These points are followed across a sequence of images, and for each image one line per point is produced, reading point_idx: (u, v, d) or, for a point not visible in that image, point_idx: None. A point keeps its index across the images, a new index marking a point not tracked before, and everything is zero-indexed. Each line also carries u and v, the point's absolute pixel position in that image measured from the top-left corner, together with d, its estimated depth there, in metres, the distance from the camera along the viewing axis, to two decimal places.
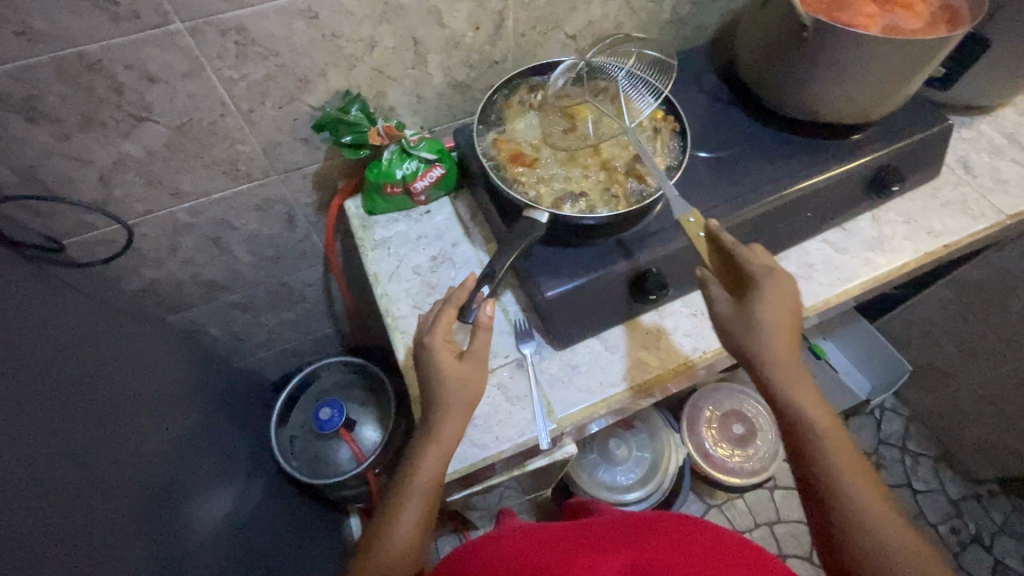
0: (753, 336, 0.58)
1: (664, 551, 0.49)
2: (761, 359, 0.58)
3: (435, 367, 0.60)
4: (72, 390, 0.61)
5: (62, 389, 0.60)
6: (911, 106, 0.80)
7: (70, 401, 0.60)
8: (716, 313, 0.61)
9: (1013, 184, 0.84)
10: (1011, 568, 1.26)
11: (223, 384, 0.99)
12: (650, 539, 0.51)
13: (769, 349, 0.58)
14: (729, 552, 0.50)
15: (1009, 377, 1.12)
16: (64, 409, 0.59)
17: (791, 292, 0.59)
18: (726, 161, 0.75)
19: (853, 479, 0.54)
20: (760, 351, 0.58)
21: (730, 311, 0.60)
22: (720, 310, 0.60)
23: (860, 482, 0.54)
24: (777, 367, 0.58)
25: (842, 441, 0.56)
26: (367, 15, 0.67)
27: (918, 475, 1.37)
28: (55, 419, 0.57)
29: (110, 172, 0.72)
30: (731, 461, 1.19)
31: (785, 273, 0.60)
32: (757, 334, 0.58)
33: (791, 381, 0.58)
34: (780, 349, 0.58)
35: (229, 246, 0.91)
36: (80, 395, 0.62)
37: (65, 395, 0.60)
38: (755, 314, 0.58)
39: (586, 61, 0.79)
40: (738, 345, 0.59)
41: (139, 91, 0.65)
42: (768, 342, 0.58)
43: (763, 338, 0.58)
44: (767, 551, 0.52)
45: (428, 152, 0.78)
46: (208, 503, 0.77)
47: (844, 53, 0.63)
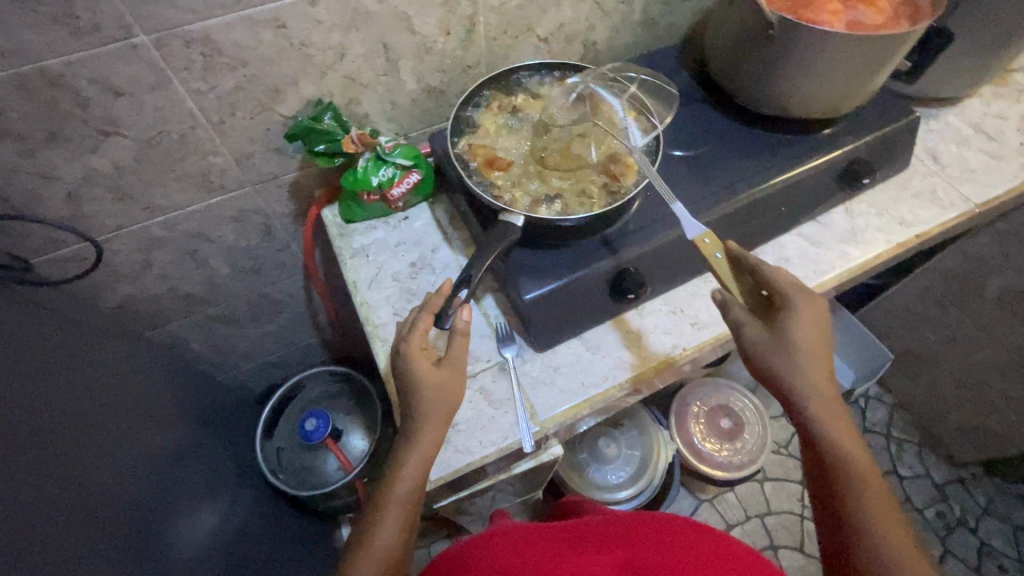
0: (785, 362, 0.59)
1: (665, 554, 0.49)
2: (793, 386, 0.59)
3: (413, 374, 0.60)
4: (48, 410, 0.60)
5: (38, 410, 0.58)
6: (879, 99, 0.81)
7: (51, 415, 0.60)
8: (745, 337, 0.61)
9: (980, 174, 0.86)
10: (996, 549, 1.28)
11: (206, 398, 0.98)
12: (648, 540, 0.51)
13: (801, 376, 0.58)
14: (725, 553, 0.50)
15: (988, 360, 1.14)
16: (40, 431, 0.57)
17: (815, 317, 0.60)
18: (700, 159, 0.76)
19: (879, 519, 0.54)
20: (790, 376, 0.59)
21: (762, 335, 0.60)
22: (750, 335, 0.60)
23: (885, 518, 0.54)
24: (809, 394, 0.58)
25: (867, 476, 0.56)
26: (335, 24, 0.67)
27: (904, 461, 1.39)
28: (30, 441, 0.55)
29: (78, 188, 0.71)
30: (719, 455, 1.20)
31: (809, 299, 0.61)
32: (790, 359, 0.59)
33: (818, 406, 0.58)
34: (811, 377, 0.59)
35: (206, 259, 0.90)
36: (57, 415, 0.61)
37: (42, 415, 0.59)
38: (786, 337, 0.59)
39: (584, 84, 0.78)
40: (769, 370, 0.60)
41: (105, 105, 0.64)
42: (799, 368, 0.58)
43: (793, 364, 0.58)
44: (766, 558, 0.52)
45: (404, 159, 0.78)
46: (195, 519, 0.75)
47: (810, 49, 0.63)
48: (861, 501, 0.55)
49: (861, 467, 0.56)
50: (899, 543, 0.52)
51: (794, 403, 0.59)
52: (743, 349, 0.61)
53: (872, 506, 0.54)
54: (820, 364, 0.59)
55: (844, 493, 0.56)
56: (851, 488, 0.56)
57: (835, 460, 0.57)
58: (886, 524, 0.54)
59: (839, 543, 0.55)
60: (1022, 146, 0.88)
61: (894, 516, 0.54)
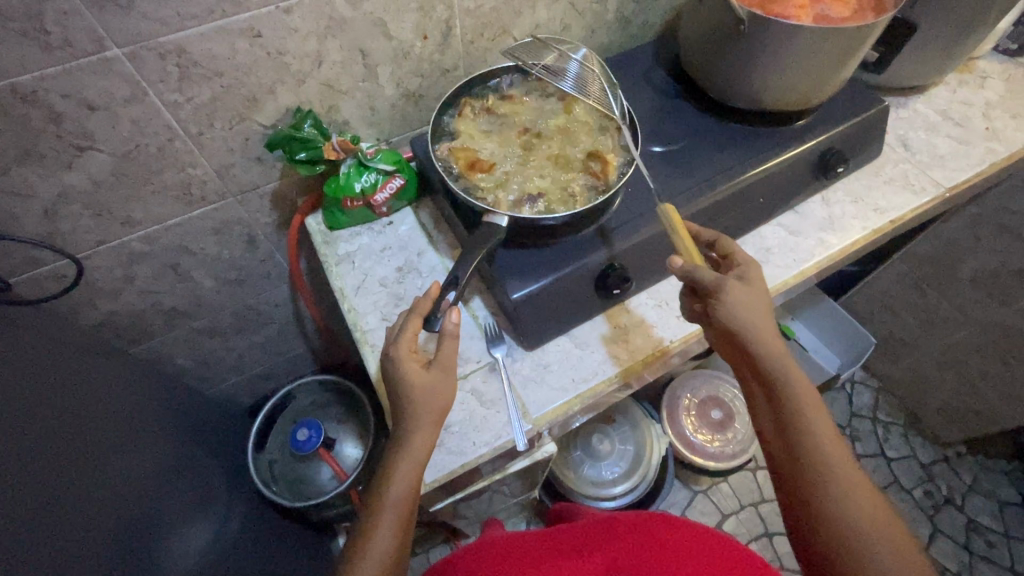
0: (754, 322, 0.59)
1: (671, 549, 0.50)
2: (751, 333, 0.59)
3: (403, 378, 0.60)
4: (34, 431, 0.59)
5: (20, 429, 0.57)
6: (849, 89, 0.83)
7: (39, 434, 0.59)
8: (720, 297, 0.60)
9: (949, 159, 0.88)
10: (982, 525, 1.31)
11: (195, 412, 0.97)
12: (650, 542, 0.51)
13: (759, 324, 0.59)
14: (705, 542, 0.52)
15: (966, 341, 1.18)
16: (24, 452, 0.56)
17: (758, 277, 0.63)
18: (679, 154, 0.77)
19: (830, 452, 0.56)
20: (759, 336, 0.59)
21: (738, 295, 0.60)
22: (726, 293, 0.60)
23: (835, 450, 0.56)
24: (773, 354, 0.59)
25: (819, 414, 0.57)
26: (311, 31, 0.67)
27: (891, 443, 1.41)
28: (12, 462, 0.54)
29: (55, 205, 0.70)
30: (710, 446, 1.21)
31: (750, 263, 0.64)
32: (750, 308, 0.59)
33: (776, 352, 0.59)
34: (777, 339, 0.59)
35: (189, 272, 0.89)
36: (39, 433, 0.59)
37: (24, 434, 0.57)
38: (744, 288, 0.61)
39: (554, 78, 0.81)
40: (733, 319, 0.59)
41: (79, 120, 0.63)
42: (765, 330, 0.59)
43: (759, 324, 0.59)
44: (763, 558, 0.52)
45: (386, 164, 0.78)
46: (186, 535, 0.73)
47: (780, 41, 0.65)
48: (825, 461, 0.55)
49: (824, 427, 0.57)
50: (843, 470, 0.55)
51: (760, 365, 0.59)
52: (716, 309, 0.60)
53: (834, 465, 0.55)
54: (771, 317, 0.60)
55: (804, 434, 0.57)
56: (816, 449, 0.56)
57: (801, 422, 0.57)
58: (844, 464, 0.56)
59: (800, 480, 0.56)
60: (987, 130, 0.91)
61: (847, 457, 0.56)
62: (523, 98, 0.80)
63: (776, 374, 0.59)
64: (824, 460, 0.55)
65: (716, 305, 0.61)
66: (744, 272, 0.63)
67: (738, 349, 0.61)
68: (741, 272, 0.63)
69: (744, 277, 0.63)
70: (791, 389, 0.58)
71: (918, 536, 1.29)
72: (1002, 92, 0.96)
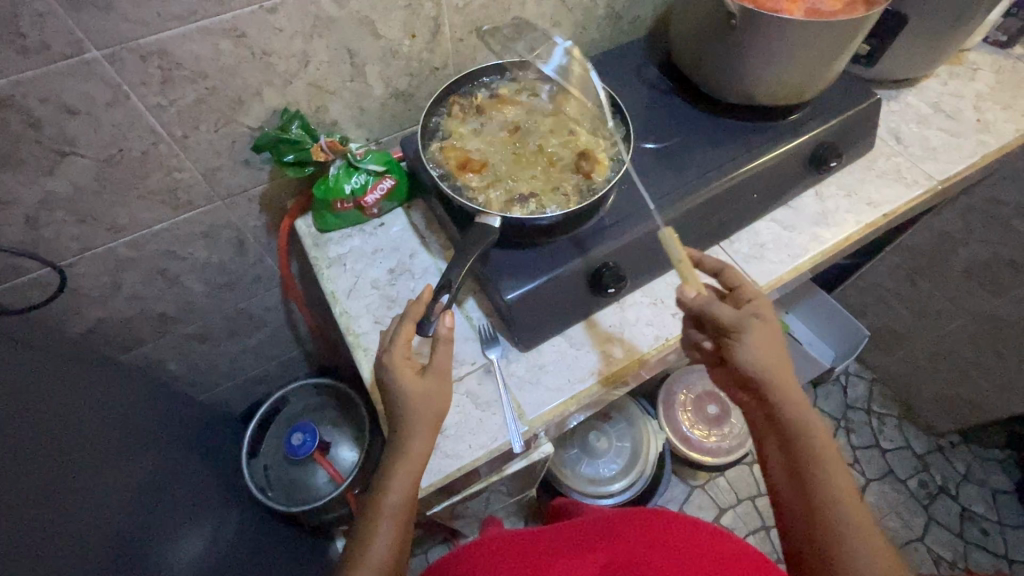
0: (768, 359, 0.59)
1: (681, 548, 0.49)
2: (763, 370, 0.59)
3: (397, 386, 0.60)
4: (29, 441, 0.58)
5: (10, 440, 0.56)
6: (841, 84, 0.83)
7: (35, 444, 0.59)
8: (737, 333, 0.60)
9: (941, 151, 0.88)
10: (977, 514, 1.32)
11: (187, 418, 0.95)
12: (653, 540, 0.50)
13: (771, 361, 0.59)
14: (708, 539, 0.51)
15: (959, 332, 1.18)
16: (18, 463, 0.55)
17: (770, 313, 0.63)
18: (672, 151, 0.77)
19: (840, 491, 0.55)
20: (773, 372, 0.59)
21: (755, 331, 0.60)
22: (743, 330, 0.60)
23: (844, 487, 0.56)
24: (785, 387, 0.59)
25: (829, 453, 0.57)
26: (297, 31, 0.66)
27: (886, 435, 1.42)
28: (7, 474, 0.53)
29: (37, 212, 0.68)
30: (707, 441, 1.21)
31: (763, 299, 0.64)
32: (763, 345, 0.59)
33: (787, 389, 0.59)
34: (788, 376, 0.60)
35: (178, 277, 0.87)
36: (34, 444, 0.59)
37: (13, 446, 0.56)
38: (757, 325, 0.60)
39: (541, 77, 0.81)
40: (746, 356, 0.59)
41: (59, 125, 0.62)
42: (779, 366, 0.59)
43: (771, 361, 0.59)
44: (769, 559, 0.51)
45: (376, 165, 0.77)
46: (181, 543, 0.73)
47: (771, 36, 0.64)
48: (835, 498, 0.55)
49: (834, 461, 0.57)
50: (853, 508, 0.55)
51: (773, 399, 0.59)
52: (732, 345, 0.60)
53: (843, 502, 0.55)
54: (782, 354, 0.60)
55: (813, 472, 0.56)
56: (826, 487, 0.56)
57: (810, 456, 0.57)
58: (853, 502, 0.55)
59: (810, 517, 0.55)
60: (978, 122, 0.91)
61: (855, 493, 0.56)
62: (511, 97, 0.79)
63: (787, 410, 0.59)
64: (833, 498, 0.55)
65: (731, 341, 0.60)
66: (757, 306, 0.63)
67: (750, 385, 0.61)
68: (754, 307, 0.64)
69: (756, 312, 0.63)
70: (802, 427, 0.58)
71: (913, 525, 1.31)
72: (993, 84, 0.96)
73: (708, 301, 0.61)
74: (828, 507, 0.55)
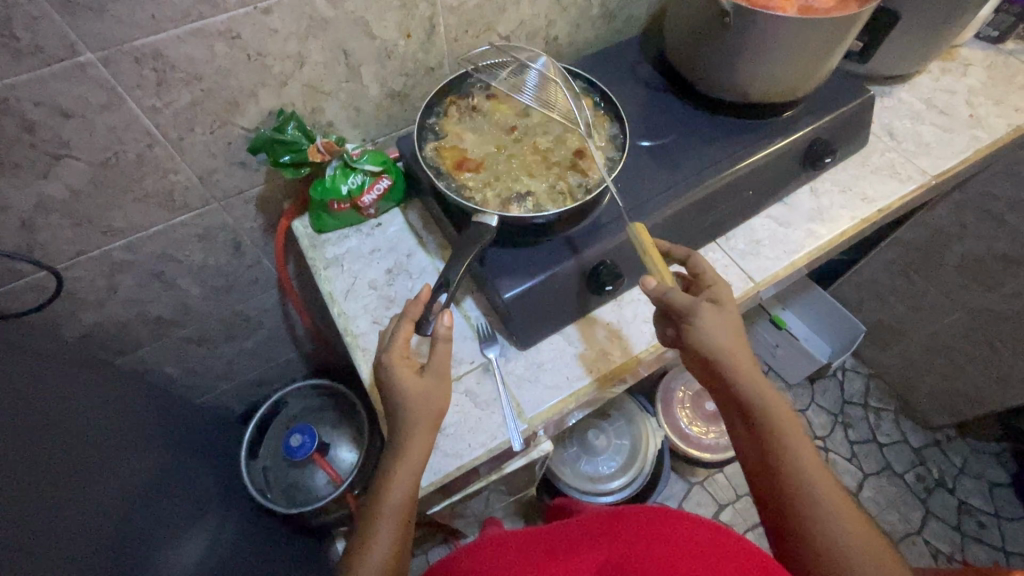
0: (724, 343, 0.60)
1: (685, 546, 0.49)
2: (719, 354, 0.59)
3: (396, 385, 0.60)
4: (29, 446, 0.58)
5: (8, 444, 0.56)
6: (834, 80, 0.83)
7: (33, 449, 0.59)
8: (692, 320, 0.61)
9: (934, 147, 0.89)
10: (974, 507, 1.33)
11: (185, 421, 0.95)
12: (654, 538, 0.50)
13: (726, 344, 0.60)
14: (705, 538, 0.51)
15: (954, 326, 1.19)
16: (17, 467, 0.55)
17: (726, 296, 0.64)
18: (667, 148, 0.77)
19: (806, 466, 0.56)
20: (730, 357, 0.59)
21: (709, 316, 0.60)
22: (697, 316, 0.60)
23: (810, 463, 0.57)
24: (743, 370, 0.60)
25: (793, 430, 0.58)
26: (292, 32, 0.66)
27: (883, 430, 1.43)
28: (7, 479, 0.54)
29: (32, 216, 0.68)
30: (705, 438, 1.23)
31: (720, 283, 0.65)
32: (718, 329, 0.60)
33: (746, 370, 0.60)
34: (746, 358, 0.60)
35: (175, 280, 0.87)
36: (34, 449, 0.59)
37: (13, 452, 0.56)
38: (711, 309, 0.61)
39: None
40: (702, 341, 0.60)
41: (54, 128, 0.61)
42: (736, 350, 0.60)
43: (727, 344, 0.60)
44: (767, 553, 0.51)
45: (372, 166, 0.77)
46: (182, 545, 0.73)
47: (765, 34, 0.65)
48: (801, 474, 0.56)
49: (797, 438, 0.58)
50: (818, 482, 0.56)
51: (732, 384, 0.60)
52: (689, 332, 0.61)
53: (809, 477, 0.56)
54: (739, 335, 0.61)
55: (779, 451, 0.57)
56: (792, 464, 0.56)
57: (773, 436, 0.58)
58: (821, 478, 0.56)
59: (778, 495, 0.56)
60: (971, 118, 0.92)
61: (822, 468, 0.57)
62: (505, 97, 0.79)
63: (747, 392, 0.59)
64: (798, 474, 0.56)
65: (687, 328, 0.61)
66: (714, 292, 0.64)
67: (709, 371, 0.61)
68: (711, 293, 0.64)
69: (713, 298, 0.63)
70: (763, 407, 0.59)
71: (911, 519, 1.31)
72: (985, 79, 0.96)
73: (665, 289, 0.62)
74: (795, 484, 0.56)
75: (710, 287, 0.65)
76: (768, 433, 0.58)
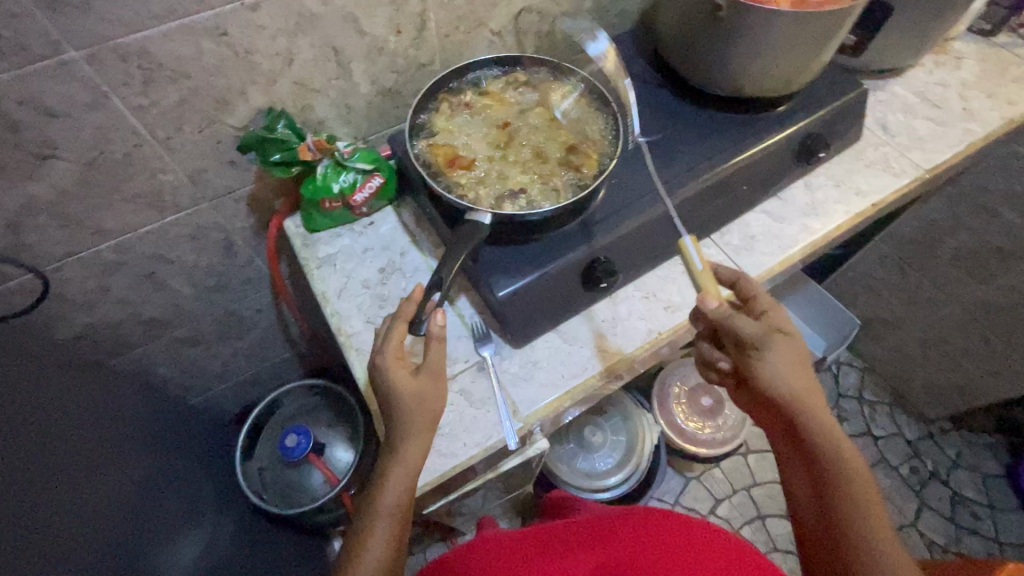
0: (789, 374, 0.59)
1: (674, 544, 0.49)
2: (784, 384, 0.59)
3: (390, 386, 0.59)
4: (29, 452, 0.58)
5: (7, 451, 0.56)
6: (829, 74, 0.83)
7: (32, 455, 0.59)
8: (758, 348, 0.60)
9: (928, 140, 0.89)
10: (968, 498, 1.34)
11: (179, 423, 0.94)
12: (644, 538, 0.50)
13: (790, 374, 0.59)
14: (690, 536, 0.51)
15: (947, 319, 1.19)
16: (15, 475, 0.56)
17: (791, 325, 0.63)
18: (661, 143, 0.77)
19: (865, 503, 0.56)
20: (793, 389, 0.59)
21: (775, 346, 0.59)
22: (764, 344, 0.59)
23: (870, 501, 0.56)
24: (805, 400, 0.59)
25: (854, 466, 0.58)
26: (280, 28, 0.65)
27: (878, 423, 1.44)
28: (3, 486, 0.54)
29: (19, 217, 0.67)
30: (703, 433, 1.23)
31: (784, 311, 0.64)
32: (785, 359, 0.59)
33: (809, 403, 0.59)
34: (811, 389, 0.60)
35: (166, 280, 0.86)
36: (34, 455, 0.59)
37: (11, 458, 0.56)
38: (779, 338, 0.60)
39: (524, 67, 0.80)
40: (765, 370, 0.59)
41: (38, 128, 0.60)
42: (798, 380, 0.59)
43: (792, 374, 0.59)
44: (760, 553, 0.52)
45: (364, 163, 0.76)
46: (177, 547, 0.72)
47: (756, 28, 0.65)
48: (860, 511, 0.56)
49: (857, 474, 0.57)
50: (878, 521, 0.55)
51: (793, 414, 0.59)
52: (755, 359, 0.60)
53: (868, 514, 0.56)
54: (804, 366, 0.60)
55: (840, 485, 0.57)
56: (851, 500, 0.56)
57: (834, 469, 0.58)
58: (879, 517, 0.56)
59: (834, 530, 0.56)
60: (964, 111, 0.92)
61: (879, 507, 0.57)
62: (499, 92, 0.78)
63: (809, 423, 0.59)
64: (858, 511, 0.56)
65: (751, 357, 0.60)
66: (776, 318, 0.63)
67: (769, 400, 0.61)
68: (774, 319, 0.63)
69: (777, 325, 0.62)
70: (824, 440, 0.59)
71: (905, 512, 1.32)
72: (978, 73, 0.96)
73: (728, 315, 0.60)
74: (853, 520, 0.55)
75: (766, 311, 0.63)
76: (828, 465, 0.58)
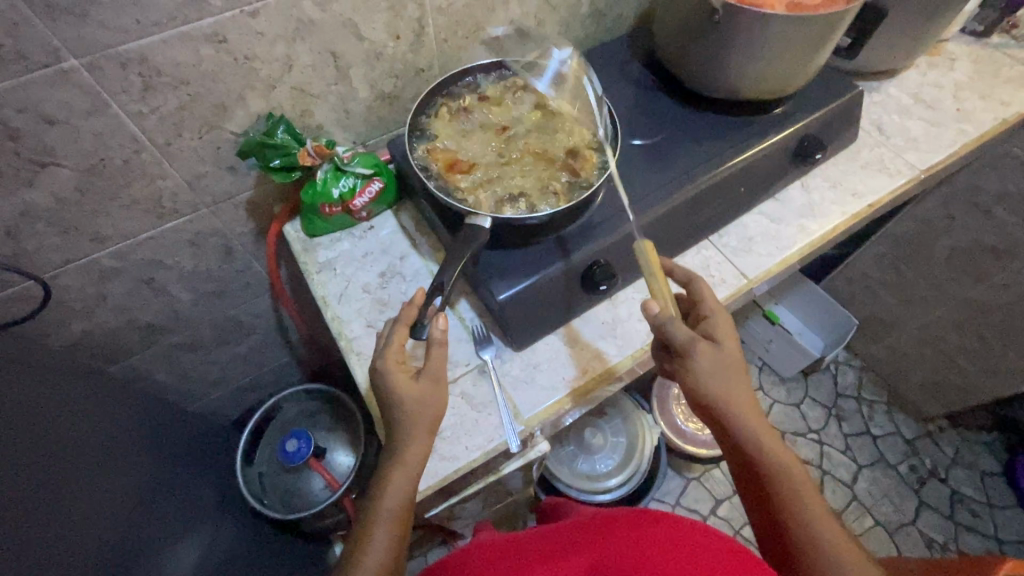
0: (721, 378, 0.59)
1: (666, 544, 0.50)
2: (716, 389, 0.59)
3: (392, 390, 0.59)
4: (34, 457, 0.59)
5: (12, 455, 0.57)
6: (825, 76, 0.84)
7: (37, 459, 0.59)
8: (691, 354, 0.60)
9: (922, 141, 0.90)
10: (966, 496, 1.35)
11: (179, 428, 0.94)
12: (641, 536, 0.51)
13: (723, 379, 0.59)
14: (677, 536, 0.51)
15: (944, 318, 1.20)
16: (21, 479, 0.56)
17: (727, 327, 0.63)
18: (659, 146, 0.77)
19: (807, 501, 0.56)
20: (727, 393, 0.59)
21: (707, 352, 0.60)
22: (697, 351, 0.60)
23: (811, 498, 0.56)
24: (738, 403, 0.59)
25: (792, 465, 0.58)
26: (278, 34, 0.65)
27: (876, 421, 1.44)
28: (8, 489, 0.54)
29: (17, 224, 0.67)
30: (701, 434, 1.24)
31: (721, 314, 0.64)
32: (717, 364, 0.60)
33: (741, 405, 0.60)
34: (744, 392, 0.60)
35: (165, 286, 0.86)
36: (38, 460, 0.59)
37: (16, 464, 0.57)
38: (711, 343, 0.61)
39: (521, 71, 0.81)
40: (698, 375, 0.60)
41: (38, 135, 0.61)
42: (733, 384, 0.60)
43: (725, 379, 0.59)
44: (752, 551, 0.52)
45: (364, 168, 0.77)
46: (179, 552, 0.72)
47: (751, 32, 0.65)
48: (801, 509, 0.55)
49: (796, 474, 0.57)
50: (820, 518, 0.55)
51: (727, 419, 0.60)
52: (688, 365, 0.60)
53: (810, 512, 0.55)
54: (738, 369, 0.61)
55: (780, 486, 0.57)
56: (794, 500, 0.56)
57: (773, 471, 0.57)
58: (821, 514, 0.55)
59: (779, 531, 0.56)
60: (958, 112, 0.93)
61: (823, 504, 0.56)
62: (497, 96, 0.79)
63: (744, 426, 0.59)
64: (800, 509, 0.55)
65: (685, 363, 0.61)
66: (712, 323, 0.63)
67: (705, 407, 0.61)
68: (710, 324, 0.63)
69: (710, 331, 0.63)
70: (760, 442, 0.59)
71: (904, 510, 1.33)
72: (972, 73, 0.97)
73: (665, 320, 0.61)
74: (796, 520, 0.55)
75: (707, 318, 0.64)
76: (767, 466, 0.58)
